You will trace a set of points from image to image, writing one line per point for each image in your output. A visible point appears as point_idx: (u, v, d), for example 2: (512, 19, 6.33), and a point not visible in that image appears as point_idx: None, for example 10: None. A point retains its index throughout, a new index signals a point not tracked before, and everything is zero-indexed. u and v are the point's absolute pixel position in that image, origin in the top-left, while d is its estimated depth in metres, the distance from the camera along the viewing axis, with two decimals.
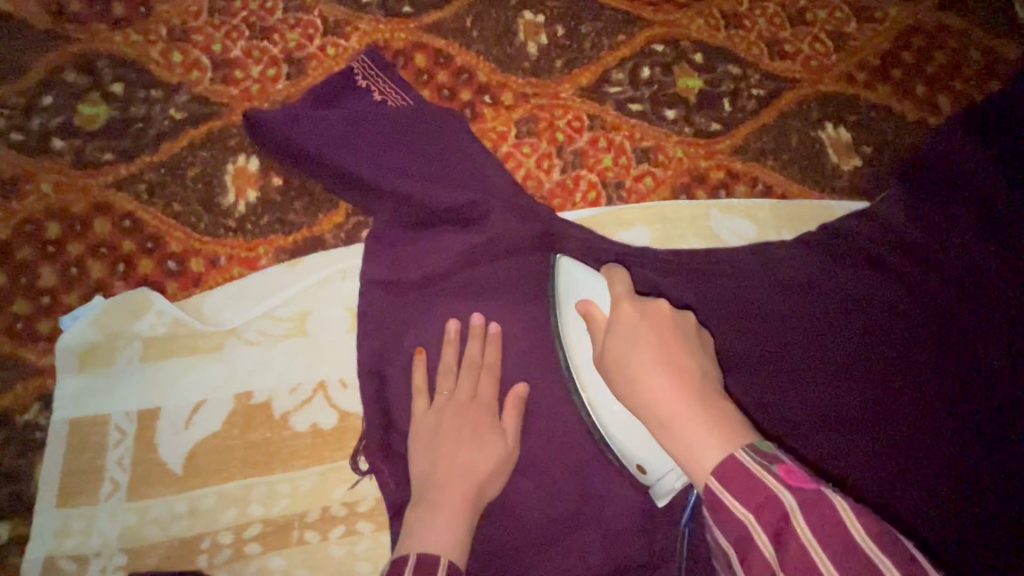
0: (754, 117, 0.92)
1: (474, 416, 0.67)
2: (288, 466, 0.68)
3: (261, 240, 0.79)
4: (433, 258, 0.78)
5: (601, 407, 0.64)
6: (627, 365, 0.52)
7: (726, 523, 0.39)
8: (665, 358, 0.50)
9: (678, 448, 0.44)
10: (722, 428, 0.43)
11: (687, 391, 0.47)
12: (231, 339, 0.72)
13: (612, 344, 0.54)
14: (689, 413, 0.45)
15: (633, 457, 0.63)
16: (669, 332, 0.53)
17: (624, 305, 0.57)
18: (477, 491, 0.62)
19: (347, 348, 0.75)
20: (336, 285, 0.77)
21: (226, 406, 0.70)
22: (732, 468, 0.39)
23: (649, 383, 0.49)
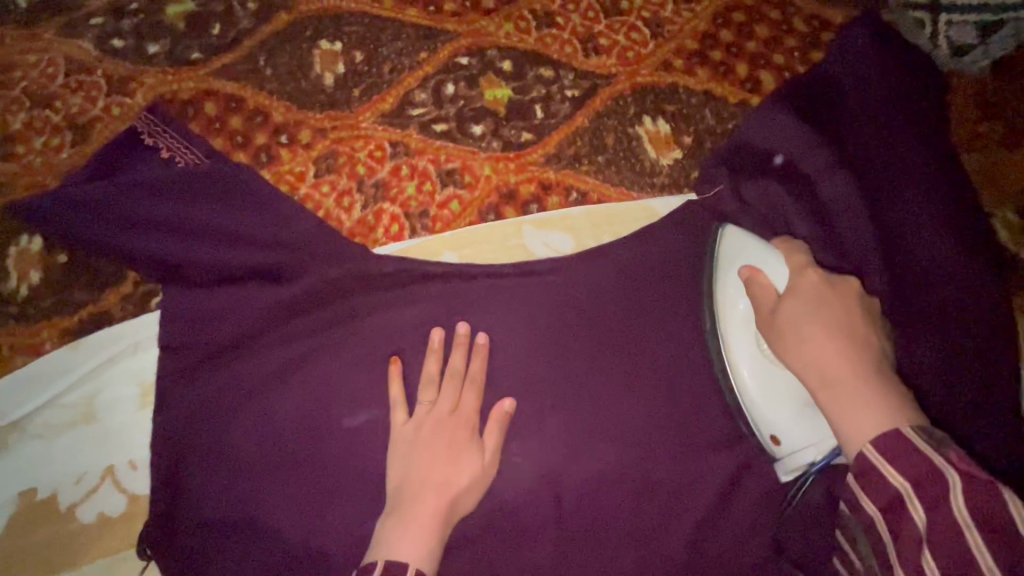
0: (568, 121, 0.88)
1: (452, 429, 0.66)
2: (76, 561, 0.66)
3: (43, 324, 0.76)
4: (226, 321, 0.75)
5: (743, 373, 0.63)
6: (803, 329, 0.57)
7: (877, 489, 0.43)
8: (846, 333, 0.55)
9: (842, 405, 0.51)
10: (885, 398, 0.50)
11: (865, 362, 0.53)
12: (14, 434, 0.70)
13: (787, 309, 0.58)
14: (861, 377, 0.52)
15: (768, 425, 0.62)
16: (852, 310, 0.58)
17: (809, 276, 0.60)
18: (451, 502, 0.62)
19: (139, 425, 0.71)
20: (126, 361, 0.73)
21: (10, 505, 0.67)
22: (889, 434, 0.44)
23: (826, 347, 0.55)
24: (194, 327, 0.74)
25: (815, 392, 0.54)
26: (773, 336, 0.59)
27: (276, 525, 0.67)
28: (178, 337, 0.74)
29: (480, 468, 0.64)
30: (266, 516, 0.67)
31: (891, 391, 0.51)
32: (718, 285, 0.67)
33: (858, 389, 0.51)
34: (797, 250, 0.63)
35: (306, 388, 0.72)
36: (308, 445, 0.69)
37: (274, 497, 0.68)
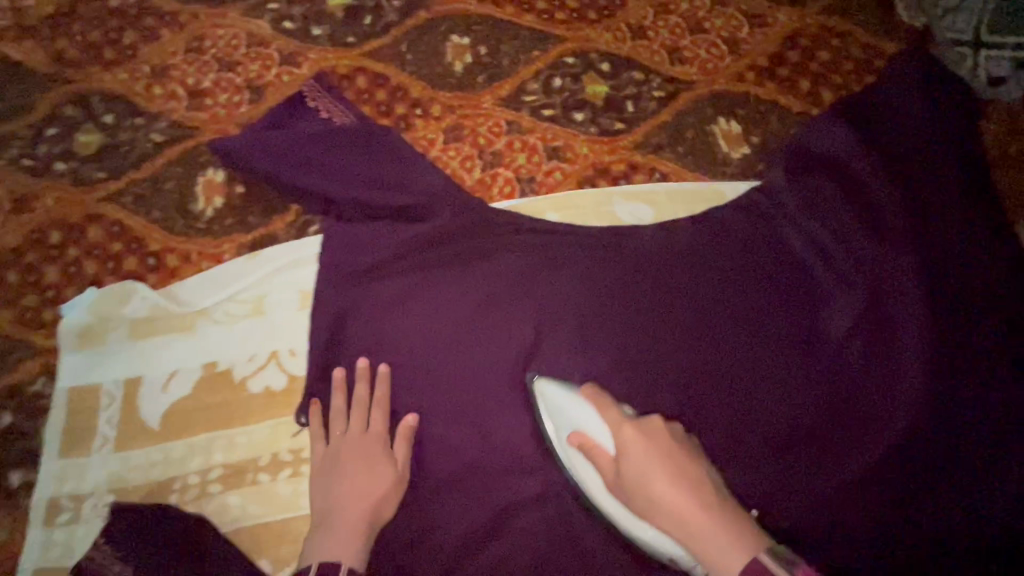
0: (654, 116, 1.05)
1: (367, 448, 0.79)
2: (246, 421, 0.82)
3: (225, 239, 0.94)
4: (376, 246, 0.90)
5: (629, 521, 0.72)
6: (649, 487, 0.67)
7: None
8: (681, 478, 0.67)
9: (712, 552, 0.61)
10: (725, 532, 0.62)
11: (699, 503, 0.64)
12: (201, 319, 0.87)
13: (627, 472, 0.69)
14: (704, 520, 0.63)
15: (664, 550, 0.70)
16: (676, 450, 0.70)
17: (625, 431, 0.71)
18: (373, 510, 0.75)
19: (297, 323, 0.88)
20: (289, 273, 0.90)
21: (196, 373, 0.84)
22: (761, 575, 0.57)
23: (667, 499, 0.66)
24: (341, 249, 0.89)
25: (685, 544, 0.64)
26: (634, 500, 0.69)
27: (407, 409, 0.84)
28: (336, 253, 0.89)
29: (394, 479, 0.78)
30: (399, 402, 0.84)
31: (737, 521, 0.63)
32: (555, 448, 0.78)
33: (708, 532, 0.62)
34: (603, 398, 0.76)
35: (435, 307, 0.86)
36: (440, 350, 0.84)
37: (410, 388, 0.84)
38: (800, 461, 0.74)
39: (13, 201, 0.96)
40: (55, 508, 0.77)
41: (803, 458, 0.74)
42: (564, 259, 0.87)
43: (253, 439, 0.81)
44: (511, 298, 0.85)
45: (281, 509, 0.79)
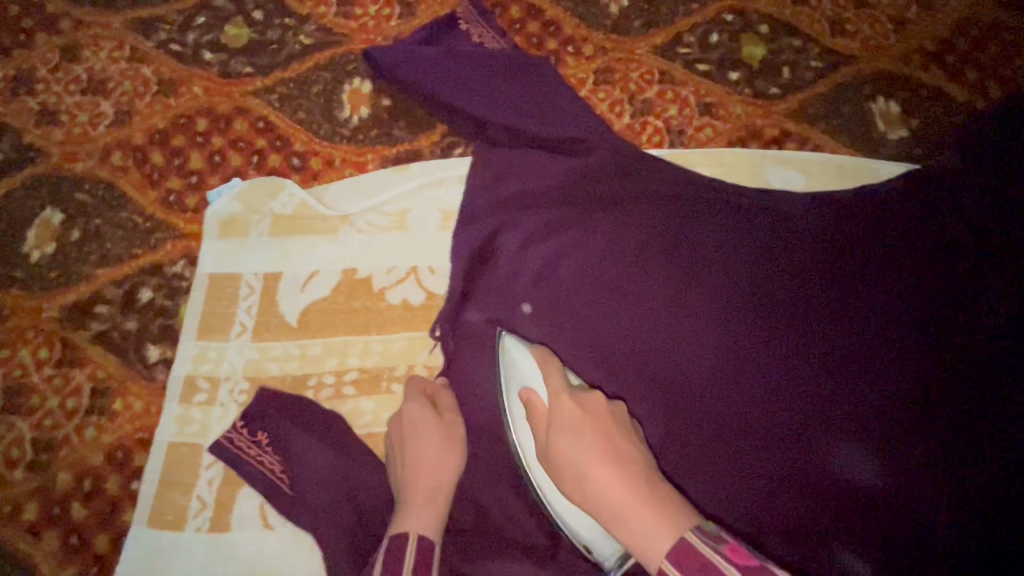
0: (811, 86, 1.01)
1: (403, 424, 0.74)
2: (382, 330, 0.82)
3: (369, 149, 0.92)
4: (530, 177, 0.88)
5: (549, 493, 0.67)
6: (573, 459, 0.58)
7: None
8: (609, 452, 0.57)
9: (637, 534, 0.50)
10: (654, 514, 0.50)
11: (629, 481, 0.54)
12: (343, 225, 0.86)
13: (558, 445, 0.60)
14: (633, 498, 0.52)
15: (579, 536, 0.66)
16: (609, 429, 0.61)
17: (564, 402, 0.63)
18: (428, 477, 0.69)
19: (437, 243, 0.87)
20: (433, 191, 0.89)
21: (335, 277, 0.84)
22: (685, 552, 0.47)
23: (596, 476, 0.55)
24: (492, 175, 0.88)
25: (609, 526, 0.53)
26: (560, 476, 0.59)
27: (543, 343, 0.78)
28: (489, 178, 0.88)
29: (443, 437, 0.73)
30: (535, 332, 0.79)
31: (670, 499, 0.52)
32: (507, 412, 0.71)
33: (637, 512, 0.51)
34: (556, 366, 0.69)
35: (575, 240, 0.81)
36: (578, 287, 0.78)
37: (543, 320, 0.79)
38: (891, 467, 0.61)
39: (159, 83, 0.95)
40: (192, 387, 0.78)
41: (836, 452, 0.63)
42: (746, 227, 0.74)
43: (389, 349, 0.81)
44: (674, 267, 0.74)
45: None
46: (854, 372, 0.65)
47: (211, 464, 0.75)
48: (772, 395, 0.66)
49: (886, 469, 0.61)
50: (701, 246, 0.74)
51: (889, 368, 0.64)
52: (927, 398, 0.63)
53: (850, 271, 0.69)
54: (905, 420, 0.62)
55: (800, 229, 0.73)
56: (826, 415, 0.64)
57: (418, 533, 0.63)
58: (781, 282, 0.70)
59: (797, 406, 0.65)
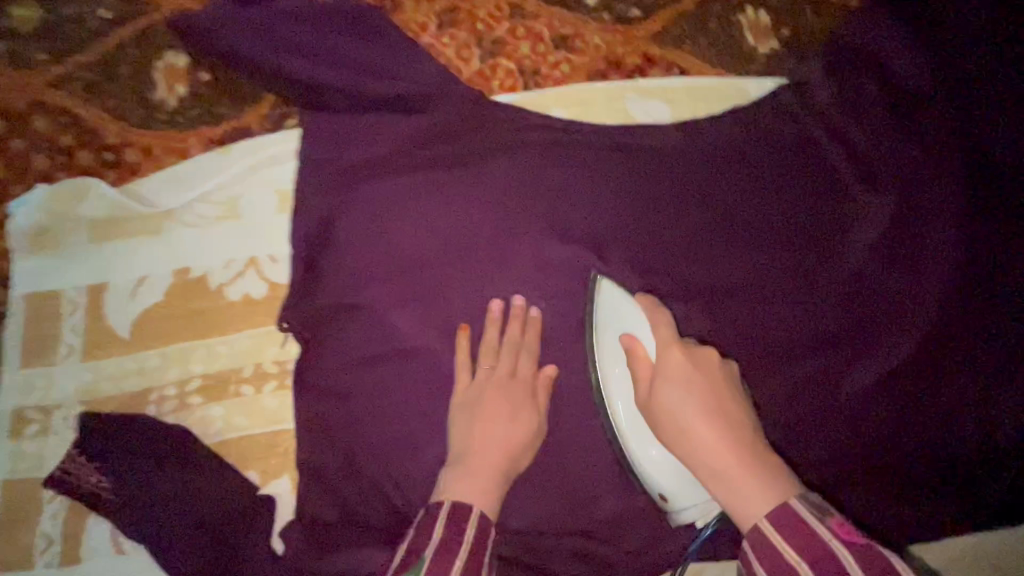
0: (675, 3, 0.93)
1: (517, 396, 0.68)
2: (225, 331, 0.76)
3: (191, 131, 0.84)
4: (368, 141, 0.80)
5: (637, 444, 0.63)
6: (681, 416, 0.56)
7: (772, 562, 0.47)
8: (715, 412, 0.55)
9: (738, 499, 0.51)
10: (764, 484, 0.51)
11: (733, 442, 0.53)
12: (169, 221, 0.78)
13: (661, 400, 0.57)
14: (740, 463, 0.52)
15: (657, 487, 0.63)
16: (717, 387, 0.57)
17: (675, 354, 0.59)
18: (509, 463, 0.64)
19: (276, 227, 0.80)
20: (266, 172, 0.81)
21: (167, 280, 0.77)
22: (812, 541, 0.46)
23: (704, 436, 0.54)
24: (326, 144, 0.80)
25: (707, 486, 0.54)
26: (659, 428, 0.57)
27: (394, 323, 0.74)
28: (325, 148, 0.80)
29: (536, 432, 0.67)
30: (384, 310, 0.74)
31: (772, 469, 0.52)
32: (594, 349, 0.66)
33: (745, 476, 0.51)
34: (663, 315, 0.63)
35: (423, 211, 0.77)
36: (428, 261, 0.75)
37: (394, 300, 0.75)
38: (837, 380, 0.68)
39: None
40: (22, 420, 0.72)
41: (787, 370, 0.69)
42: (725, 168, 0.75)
43: (492, 339, 0.71)
44: (618, 221, 0.75)
45: (267, 421, 0.74)
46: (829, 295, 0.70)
47: (53, 498, 0.70)
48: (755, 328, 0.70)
49: (850, 388, 0.68)
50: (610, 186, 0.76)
51: (829, 286, 0.71)
52: (902, 307, 0.69)
53: (795, 198, 0.74)
54: (845, 333, 0.70)
55: (747, 153, 0.75)
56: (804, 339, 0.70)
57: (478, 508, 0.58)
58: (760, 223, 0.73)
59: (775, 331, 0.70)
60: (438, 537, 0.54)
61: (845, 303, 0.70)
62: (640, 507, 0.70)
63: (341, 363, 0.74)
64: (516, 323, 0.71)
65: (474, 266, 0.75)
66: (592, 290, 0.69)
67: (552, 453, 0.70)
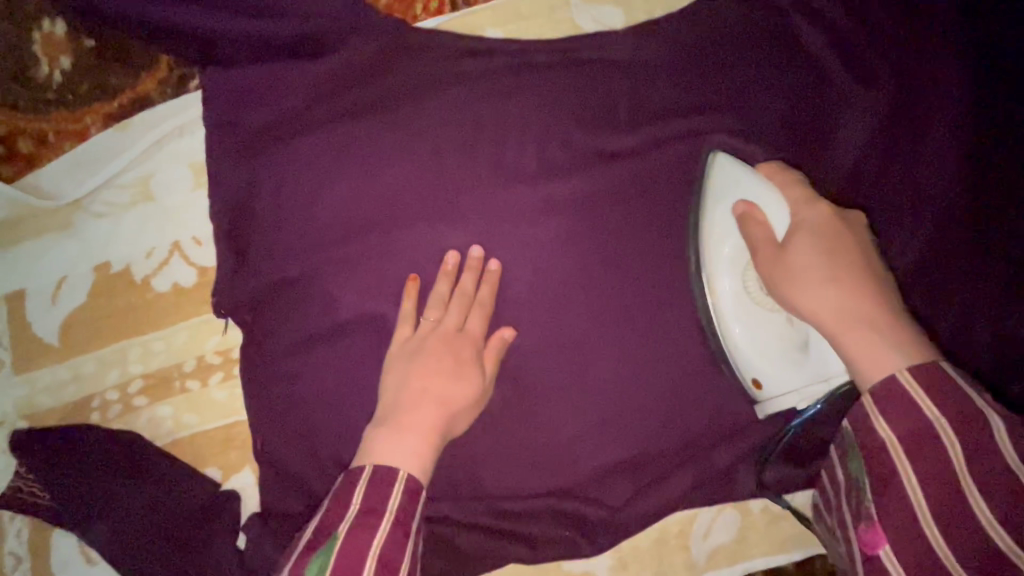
0: None
1: (461, 352, 0.60)
2: (159, 326, 0.70)
3: (85, 110, 0.74)
4: (279, 95, 0.70)
5: (723, 324, 0.61)
6: (812, 270, 0.51)
7: (902, 419, 0.45)
8: (851, 270, 0.51)
9: (869, 350, 0.47)
10: (899, 341, 0.47)
11: (867, 296, 0.49)
12: (78, 213, 0.71)
13: (794, 251, 0.53)
14: (877, 313, 0.48)
15: (752, 372, 0.61)
16: (854, 248, 0.53)
17: (818, 209, 0.55)
18: (445, 424, 0.57)
19: (195, 206, 0.72)
20: (174, 145, 0.72)
21: (87, 278, 0.71)
22: (920, 409, 0.44)
23: (829, 290, 0.50)
24: (233, 105, 0.70)
25: (831, 338, 0.50)
26: (783, 279, 0.52)
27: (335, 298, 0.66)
28: (232, 109, 0.71)
29: (479, 393, 0.60)
30: (322, 285, 0.66)
31: (902, 328, 0.48)
32: (704, 216, 0.62)
33: (867, 326, 0.48)
34: (792, 176, 0.58)
35: (351, 167, 0.67)
36: (363, 224, 0.67)
37: (331, 272, 0.66)
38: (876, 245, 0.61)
39: None
40: None
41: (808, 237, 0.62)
42: (693, 69, 0.68)
43: (440, 292, 0.63)
44: (563, 153, 0.67)
45: (219, 415, 0.70)
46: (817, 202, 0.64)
47: (12, 518, 0.68)
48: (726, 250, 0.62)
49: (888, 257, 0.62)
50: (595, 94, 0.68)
51: (872, 154, 0.64)
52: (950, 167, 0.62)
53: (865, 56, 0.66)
54: (882, 194, 0.63)
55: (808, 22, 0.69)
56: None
57: (408, 472, 0.52)
58: (742, 123, 0.67)
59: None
60: (360, 506, 0.49)
61: (882, 164, 0.64)
62: (618, 461, 0.65)
63: (284, 348, 0.67)
64: (469, 275, 0.63)
65: (411, 225, 0.67)
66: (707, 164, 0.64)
67: (524, 417, 0.64)
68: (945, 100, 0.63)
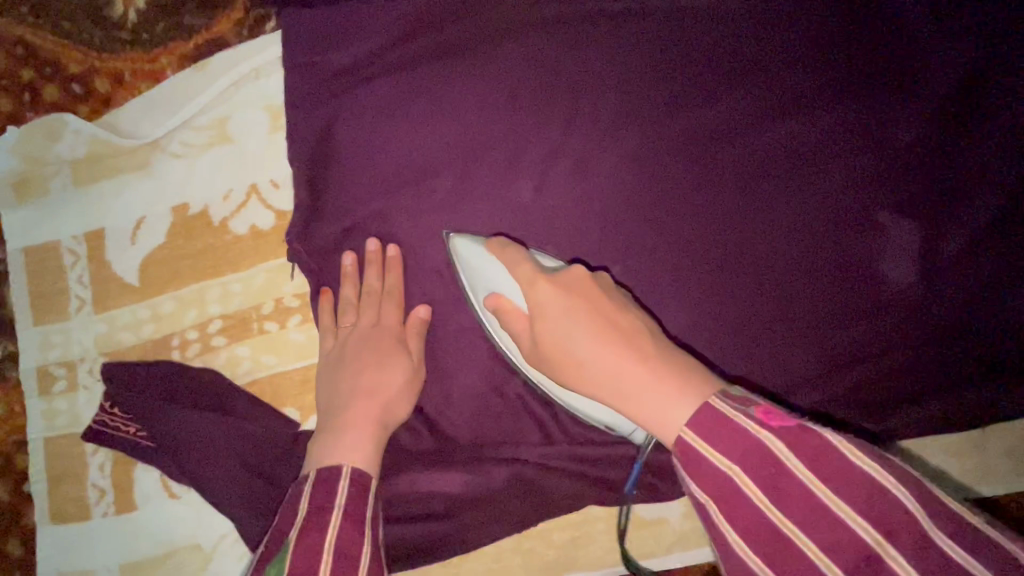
0: None
1: (377, 345, 0.64)
2: (237, 267, 0.71)
3: (160, 50, 0.74)
4: (359, 35, 0.69)
5: (556, 384, 0.60)
6: (571, 349, 0.49)
7: (705, 477, 0.39)
8: (602, 339, 0.48)
9: (655, 419, 0.44)
10: (676, 403, 0.43)
11: (625, 363, 0.46)
12: (155, 153, 0.71)
13: (544, 327, 0.50)
14: (645, 382, 0.45)
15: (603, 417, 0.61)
16: (596, 316, 0.50)
17: (541, 284, 0.52)
18: (379, 410, 0.61)
19: (271, 148, 0.72)
20: (251, 86, 0.72)
21: (165, 219, 0.71)
22: (757, 452, 0.38)
23: (593, 363, 0.48)
24: (311, 44, 0.69)
25: (623, 410, 0.46)
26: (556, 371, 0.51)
27: (420, 237, 0.66)
28: (311, 49, 0.70)
29: (407, 373, 0.63)
30: (406, 228, 0.66)
31: (688, 383, 0.44)
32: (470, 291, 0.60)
33: (649, 394, 0.44)
34: (509, 250, 0.57)
35: (432, 108, 0.67)
36: (445, 167, 0.66)
37: (415, 214, 0.66)
38: (842, 270, 0.63)
39: None
40: (48, 377, 0.70)
41: (779, 252, 0.63)
42: (780, 35, 0.66)
43: (350, 293, 0.66)
44: (648, 101, 0.66)
45: (298, 357, 0.70)
46: (851, 194, 0.64)
47: (96, 450, 0.69)
48: (754, 238, 0.64)
49: (854, 282, 0.63)
50: (673, 48, 0.66)
51: (862, 174, 0.64)
52: (925, 213, 0.63)
53: (877, 73, 0.65)
54: (863, 217, 0.63)
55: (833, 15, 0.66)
56: (811, 250, 0.63)
57: (353, 464, 0.55)
58: (760, 108, 0.65)
59: (784, 239, 0.64)
60: (309, 505, 0.50)
61: (869, 189, 0.64)
62: None
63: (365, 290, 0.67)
64: (372, 268, 0.66)
65: (495, 171, 0.66)
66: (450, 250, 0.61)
67: None
68: (952, 123, 0.64)
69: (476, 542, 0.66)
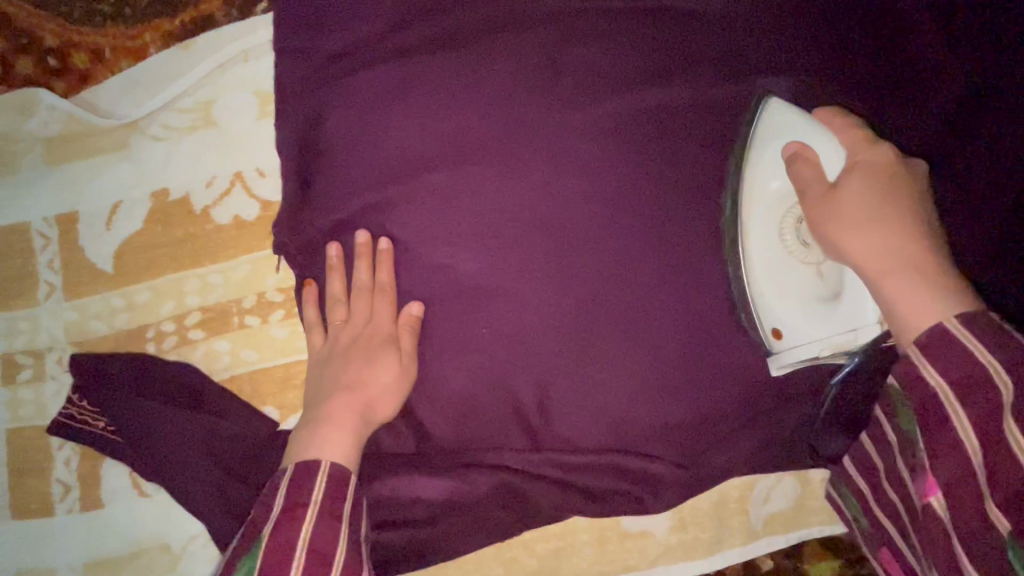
0: None
1: (366, 342, 0.62)
2: (218, 258, 0.68)
3: (144, 26, 0.71)
4: (352, 20, 0.66)
5: (770, 265, 0.57)
6: (860, 217, 0.48)
7: (912, 384, 0.44)
8: (894, 216, 0.48)
9: (903, 300, 0.45)
10: (931, 288, 0.44)
11: (916, 242, 0.47)
12: (135, 134, 0.68)
13: (841, 194, 0.49)
14: (922, 265, 0.45)
15: (773, 318, 0.57)
16: (895, 197, 0.49)
17: (882, 148, 0.51)
18: (363, 409, 0.60)
19: (258, 135, 0.69)
20: (239, 69, 0.69)
21: (144, 204, 0.68)
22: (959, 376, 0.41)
23: (871, 236, 0.47)
24: (302, 28, 0.66)
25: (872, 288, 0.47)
26: (832, 219, 0.49)
27: (409, 234, 0.64)
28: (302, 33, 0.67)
29: (397, 372, 0.61)
30: (395, 223, 0.64)
31: (941, 277, 0.45)
32: (749, 158, 0.58)
33: (911, 272, 0.45)
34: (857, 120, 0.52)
35: (426, 99, 0.64)
36: (437, 160, 0.63)
37: (404, 208, 0.63)
38: None
39: None
40: (13, 366, 0.67)
41: None
42: (777, 32, 0.64)
43: (338, 289, 0.64)
44: (653, 101, 0.63)
45: (279, 352, 0.67)
46: None
47: (63, 444, 0.66)
48: None
49: None
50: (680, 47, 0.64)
51: None
52: None
53: None
54: None
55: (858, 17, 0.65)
56: None
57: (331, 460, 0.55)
58: None
59: None
60: (281, 506, 0.51)
61: None
62: (693, 421, 0.63)
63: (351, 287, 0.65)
64: (363, 262, 0.63)
65: (490, 167, 0.63)
66: (758, 111, 0.58)
67: (601, 370, 0.62)
68: None
69: (459, 549, 0.65)
